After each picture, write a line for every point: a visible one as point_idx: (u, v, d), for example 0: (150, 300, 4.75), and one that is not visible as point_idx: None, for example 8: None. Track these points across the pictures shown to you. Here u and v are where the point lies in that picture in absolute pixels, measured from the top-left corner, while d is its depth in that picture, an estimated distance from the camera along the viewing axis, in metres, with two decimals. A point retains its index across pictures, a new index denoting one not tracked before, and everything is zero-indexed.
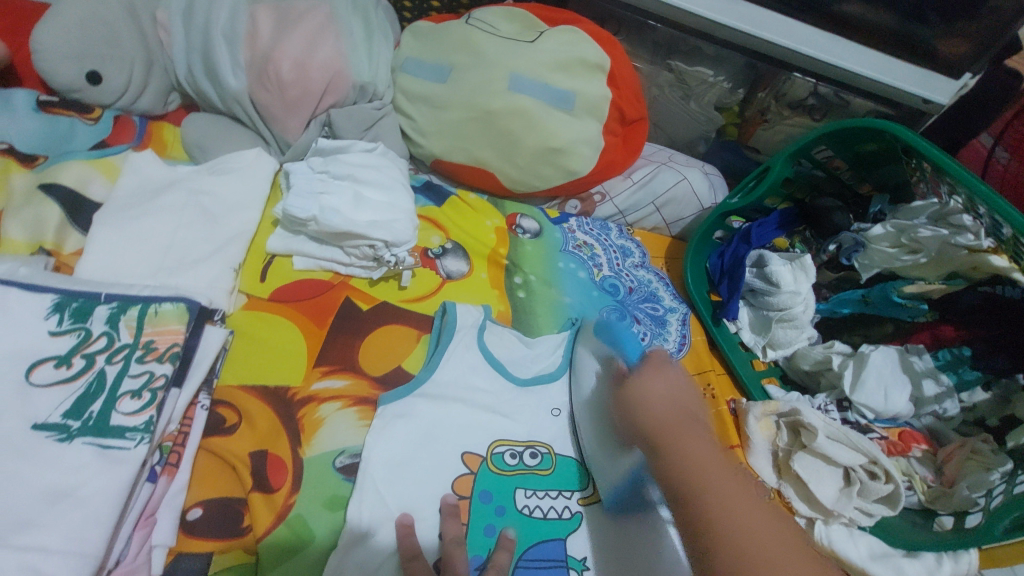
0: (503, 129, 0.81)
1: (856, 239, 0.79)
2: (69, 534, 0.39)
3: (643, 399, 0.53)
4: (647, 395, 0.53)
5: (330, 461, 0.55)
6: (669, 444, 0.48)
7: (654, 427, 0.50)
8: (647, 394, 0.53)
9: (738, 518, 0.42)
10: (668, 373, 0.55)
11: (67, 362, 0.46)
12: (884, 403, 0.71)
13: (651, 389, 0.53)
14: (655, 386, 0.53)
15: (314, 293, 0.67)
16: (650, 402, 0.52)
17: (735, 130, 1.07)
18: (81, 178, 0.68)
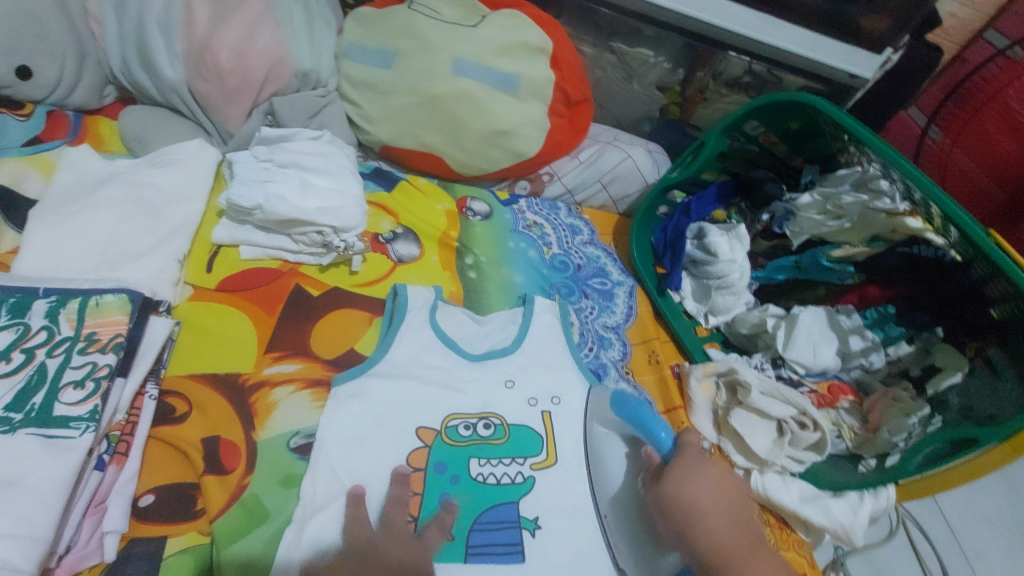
0: (449, 113, 0.82)
1: (787, 208, 0.84)
2: (17, 519, 0.39)
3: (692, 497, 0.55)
4: (691, 497, 0.55)
5: (284, 442, 0.56)
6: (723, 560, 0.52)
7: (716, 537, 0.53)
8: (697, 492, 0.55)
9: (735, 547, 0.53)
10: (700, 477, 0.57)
11: (6, 357, 0.46)
12: (813, 358, 0.76)
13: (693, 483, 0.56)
14: (699, 488, 0.55)
15: (264, 281, 0.68)
16: (694, 507, 0.55)
17: (677, 109, 1.09)
18: (14, 174, 0.66)
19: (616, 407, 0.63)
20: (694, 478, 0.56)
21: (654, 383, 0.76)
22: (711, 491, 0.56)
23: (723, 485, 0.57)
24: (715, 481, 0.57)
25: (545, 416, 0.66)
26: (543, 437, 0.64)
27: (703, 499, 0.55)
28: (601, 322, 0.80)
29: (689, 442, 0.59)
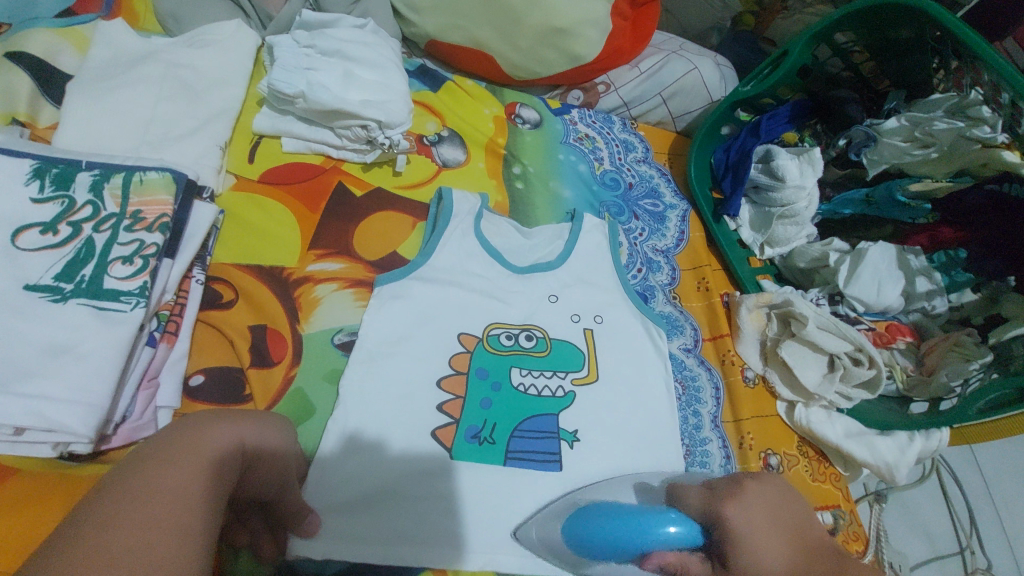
0: (503, 4, 0.74)
1: (868, 133, 0.75)
2: (71, 385, 0.38)
3: (749, 538, 0.41)
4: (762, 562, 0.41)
5: (328, 337, 0.56)
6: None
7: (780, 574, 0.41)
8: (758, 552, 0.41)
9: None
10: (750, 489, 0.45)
11: (54, 230, 0.45)
12: (876, 296, 0.72)
13: (750, 514, 0.43)
14: (765, 543, 0.42)
15: (305, 176, 0.65)
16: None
17: (752, 18, 1.01)
18: (47, 47, 0.63)
19: (569, 538, 0.47)
20: (761, 542, 0.42)
21: (702, 310, 0.73)
22: (768, 515, 0.43)
23: (773, 509, 0.44)
24: (765, 504, 0.44)
25: (589, 333, 0.64)
26: (586, 354, 0.62)
27: (774, 564, 0.41)
28: (650, 245, 0.76)
29: (685, 492, 0.46)
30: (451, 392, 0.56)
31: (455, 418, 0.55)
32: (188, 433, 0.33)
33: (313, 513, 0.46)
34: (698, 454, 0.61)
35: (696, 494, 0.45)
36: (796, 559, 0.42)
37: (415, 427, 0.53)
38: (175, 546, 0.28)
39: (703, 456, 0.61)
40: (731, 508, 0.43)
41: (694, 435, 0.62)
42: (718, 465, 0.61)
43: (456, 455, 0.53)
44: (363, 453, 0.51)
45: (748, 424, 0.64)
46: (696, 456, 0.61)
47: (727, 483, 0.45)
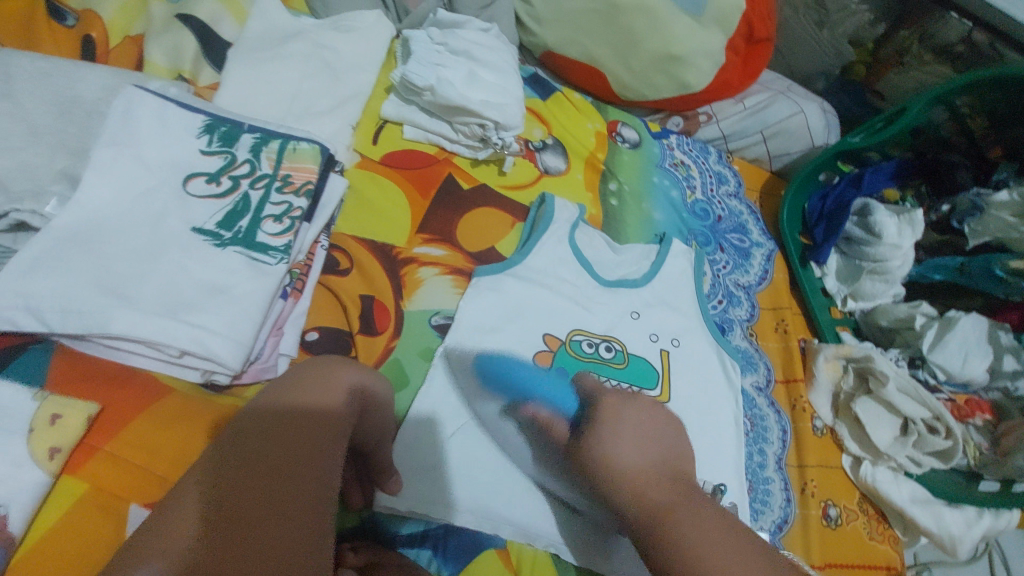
0: (625, 26, 0.77)
1: (975, 202, 0.75)
2: (227, 321, 0.43)
3: (616, 430, 0.44)
4: (617, 448, 0.42)
5: (426, 318, 0.60)
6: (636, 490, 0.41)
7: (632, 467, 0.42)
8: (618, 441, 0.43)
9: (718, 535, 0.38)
10: (636, 405, 0.46)
11: (216, 181, 0.50)
12: (960, 367, 0.70)
13: (625, 414, 0.45)
14: (626, 435, 0.43)
15: (421, 164, 0.70)
16: (623, 479, 0.41)
17: (863, 69, 0.99)
18: (212, 14, 0.69)
19: (480, 363, 0.58)
20: (621, 431, 0.44)
21: (778, 351, 0.73)
22: (642, 429, 0.44)
23: (652, 427, 0.45)
24: (645, 421, 0.45)
25: (665, 354, 0.66)
26: (660, 374, 0.64)
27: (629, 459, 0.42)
28: (733, 279, 0.77)
29: (584, 378, 0.52)
30: None
31: None
32: (310, 374, 0.37)
33: (395, 474, 0.48)
34: (760, 492, 0.62)
35: (590, 382, 0.51)
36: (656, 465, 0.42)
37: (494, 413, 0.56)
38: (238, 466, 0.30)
39: (765, 495, 0.62)
40: (609, 401, 0.47)
41: (758, 473, 0.63)
42: (779, 506, 0.62)
43: None
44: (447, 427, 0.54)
45: (812, 471, 0.65)
46: (759, 493, 0.62)
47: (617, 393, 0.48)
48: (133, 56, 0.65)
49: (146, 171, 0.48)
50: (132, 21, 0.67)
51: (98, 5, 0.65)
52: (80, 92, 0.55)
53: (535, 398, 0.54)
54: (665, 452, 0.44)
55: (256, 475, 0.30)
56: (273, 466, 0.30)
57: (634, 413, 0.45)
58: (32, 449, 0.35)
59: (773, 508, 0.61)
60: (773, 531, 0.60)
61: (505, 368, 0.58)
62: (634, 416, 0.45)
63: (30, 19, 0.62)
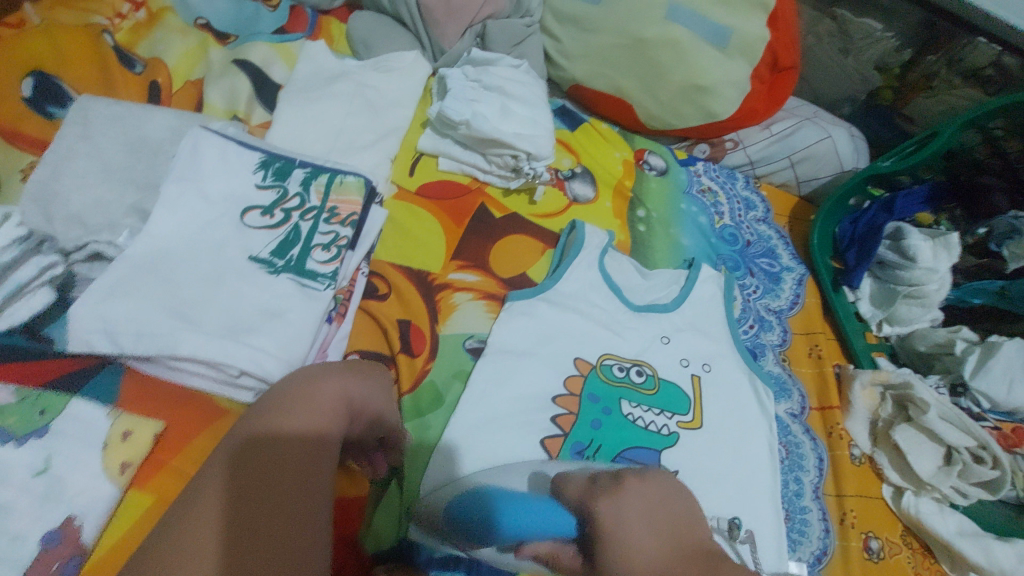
0: (652, 59, 0.79)
1: (1013, 225, 0.73)
2: (280, 343, 0.46)
3: (624, 538, 0.37)
4: (630, 564, 0.36)
5: (461, 341, 0.62)
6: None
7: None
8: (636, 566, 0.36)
9: None
10: (635, 485, 0.41)
11: (270, 213, 0.53)
12: (1006, 394, 0.68)
13: (624, 513, 0.38)
14: (635, 533, 0.37)
15: (455, 194, 0.73)
16: None
17: (891, 94, 0.97)
18: (265, 59, 0.75)
19: (450, 511, 0.46)
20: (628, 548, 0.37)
21: (812, 377, 0.73)
22: (646, 516, 0.39)
23: (654, 502, 0.40)
24: (646, 506, 0.39)
25: (696, 379, 0.66)
26: (691, 398, 0.64)
27: (644, 559, 0.36)
28: (763, 304, 0.77)
29: (568, 481, 0.44)
30: (564, 408, 0.60)
31: (564, 432, 0.59)
32: (305, 384, 0.40)
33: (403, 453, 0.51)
34: (797, 522, 0.62)
35: (576, 487, 0.42)
36: (677, 557, 0.37)
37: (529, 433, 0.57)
38: (232, 495, 0.33)
39: (801, 524, 0.62)
40: (603, 501, 0.39)
41: (794, 502, 0.62)
42: (816, 535, 0.61)
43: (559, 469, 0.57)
44: (485, 442, 0.56)
45: (851, 501, 0.63)
46: (795, 525, 0.62)
47: (598, 487, 0.41)
48: (194, 98, 0.70)
49: (206, 204, 0.52)
50: (193, 66, 0.72)
51: (164, 52, 0.72)
52: (148, 132, 0.60)
53: (528, 536, 0.41)
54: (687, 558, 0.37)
55: (271, 491, 0.33)
56: (271, 485, 0.33)
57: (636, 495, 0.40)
58: (106, 462, 0.40)
59: (811, 539, 0.61)
60: (811, 563, 0.59)
61: (484, 503, 0.44)
62: (639, 498, 0.40)
63: (104, 64, 0.68)
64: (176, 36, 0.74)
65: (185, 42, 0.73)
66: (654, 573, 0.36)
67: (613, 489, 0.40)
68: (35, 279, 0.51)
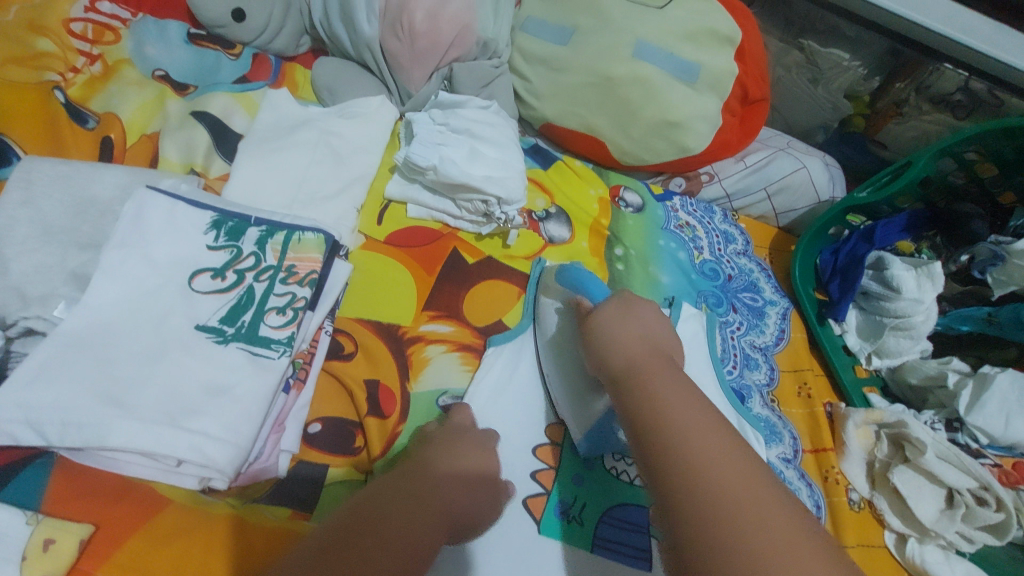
0: (621, 97, 0.79)
1: (995, 251, 0.72)
2: (226, 425, 0.42)
3: (616, 317, 0.52)
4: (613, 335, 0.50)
5: (434, 399, 0.58)
6: (635, 384, 0.44)
7: (618, 365, 0.47)
8: (613, 333, 0.50)
9: (728, 471, 0.36)
10: (637, 310, 0.54)
11: (222, 275, 0.50)
12: (1002, 429, 0.66)
13: (630, 317, 0.52)
14: (628, 319, 0.52)
15: (424, 240, 0.70)
16: (612, 346, 0.49)
17: (863, 121, 0.98)
18: (225, 109, 0.73)
19: (560, 276, 0.64)
20: (616, 324, 0.51)
21: (803, 418, 0.70)
22: (642, 325, 0.52)
23: (653, 323, 0.53)
24: (653, 313, 0.54)
25: None
26: None
27: (629, 330, 0.50)
28: (748, 341, 0.75)
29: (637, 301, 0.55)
30: (545, 463, 0.57)
31: (545, 489, 0.55)
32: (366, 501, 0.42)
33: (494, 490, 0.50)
34: None
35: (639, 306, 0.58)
36: (647, 345, 0.49)
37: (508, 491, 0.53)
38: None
39: None
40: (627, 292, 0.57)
41: None
42: None
43: (544, 529, 0.52)
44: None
45: (852, 552, 0.60)
46: None
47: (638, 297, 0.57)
48: (148, 153, 0.68)
49: (152, 270, 0.49)
50: (148, 119, 0.70)
51: (118, 106, 0.69)
52: (96, 192, 0.57)
53: (580, 291, 0.61)
54: (655, 339, 0.50)
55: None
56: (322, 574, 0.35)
57: (644, 302, 0.56)
58: None
59: None
60: None
61: (577, 277, 0.63)
62: (648, 308, 0.54)
63: (54, 122, 0.65)
64: (131, 88, 0.71)
65: (140, 95, 0.71)
66: (625, 349, 0.48)
67: (619, 301, 0.55)
68: None
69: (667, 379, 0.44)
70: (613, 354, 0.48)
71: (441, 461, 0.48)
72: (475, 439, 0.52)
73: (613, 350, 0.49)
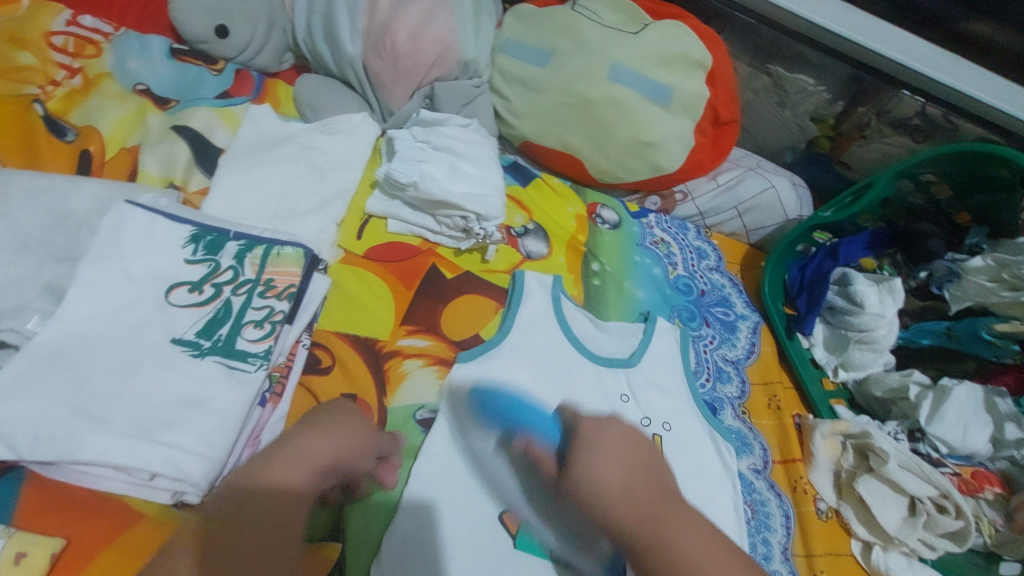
0: (598, 117, 0.81)
1: (951, 268, 0.76)
2: (200, 438, 0.42)
3: (591, 468, 0.48)
4: (597, 476, 0.47)
5: (411, 413, 0.59)
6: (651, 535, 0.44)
7: (617, 523, 0.45)
8: (594, 476, 0.47)
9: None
10: (609, 434, 0.51)
11: (199, 289, 0.51)
12: (962, 439, 0.69)
13: (601, 446, 0.50)
14: (602, 462, 0.48)
15: (403, 256, 0.71)
16: (607, 491, 0.46)
17: (827, 143, 1.01)
18: (207, 124, 0.73)
19: (473, 398, 0.59)
20: (597, 453, 0.49)
21: (774, 429, 0.72)
22: (619, 451, 0.50)
23: (625, 444, 0.51)
24: (623, 436, 0.52)
25: (658, 439, 0.64)
26: None
27: (611, 474, 0.47)
28: (720, 355, 0.77)
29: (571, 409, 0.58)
30: None
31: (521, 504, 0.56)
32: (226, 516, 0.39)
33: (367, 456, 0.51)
34: None
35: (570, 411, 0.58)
36: (636, 478, 0.48)
37: (476, 527, 0.54)
38: None
39: None
40: (587, 423, 0.53)
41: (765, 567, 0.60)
42: None
43: (520, 543, 0.53)
44: (439, 516, 0.53)
45: (821, 561, 0.62)
46: None
47: (595, 418, 0.54)
48: (127, 167, 0.68)
49: (129, 284, 0.49)
50: (128, 133, 0.70)
51: (98, 120, 0.69)
52: (72, 206, 0.56)
53: (528, 431, 0.56)
54: (634, 462, 0.49)
55: None
56: None
57: (608, 429, 0.52)
58: None
59: None
60: None
61: (513, 403, 0.59)
62: (617, 433, 0.52)
63: (30, 135, 0.65)
64: (112, 103, 0.72)
65: (121, 110, 0.71)
66: (618, 480, 0.47)
67: (586, 438, 0.50)
68: None
69: (668, 520, 0.45)
70: (614, 514, 0.46)
71: (306, 442, 0.45)
72: (338, 412, 0.49)
73: (594, 492, 0.47)
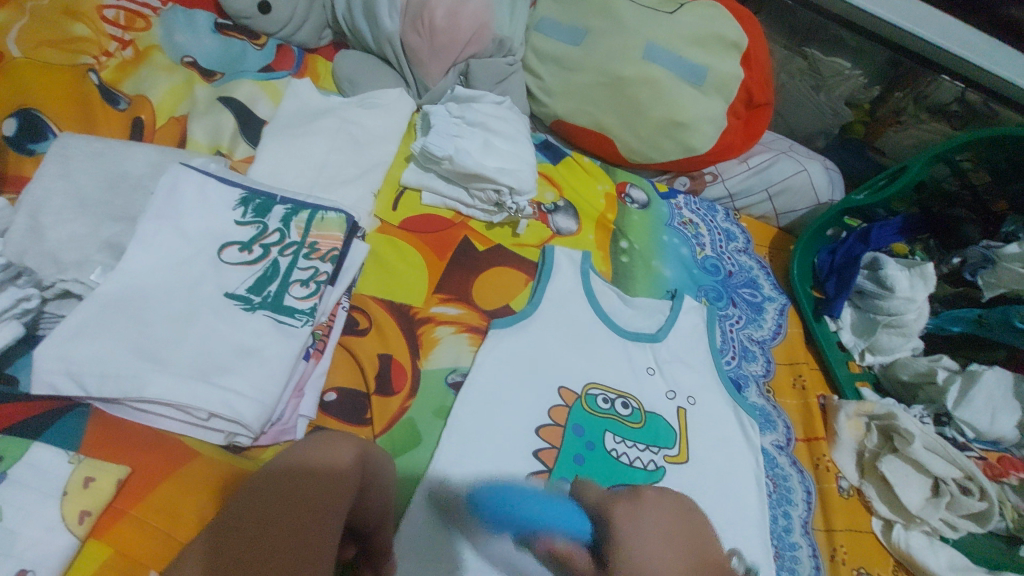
0: (631, 97, 0.82)
1: (986, 255, 0.75)
2: (254, 385, 0.45)
3: (636, 544, 0.50)
4: (646, 559, 0.49)
5: (444, 376, 0.60)
6: None
7: None
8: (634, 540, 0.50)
9: None
10: (646, 513, 0.53)
11: (249, 248, 0.53)
12: (989, 424, 0.69)
13: (640, 523, 0.52)
14: (650, 540, 0.51)
15: (437, 227, 0.73)
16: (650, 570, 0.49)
17: (862, 128, 0.99)
18: (250, 96, 0.76)
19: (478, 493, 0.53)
20: (646, 539, 0.51)
21: (798, 409, 0.73)
22: (658, 530, 0.52)
23: (668, 529, 0.53)
24: (667, 522, 0.53)
25: (682, 411, 0.65)
26: (677, 431, 0.64)
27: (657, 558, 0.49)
28: (746, 334, 0.78)
29: (586, 488, 0.55)
30: (547, 441, 0.59)
31: (548, 466, 0.57)
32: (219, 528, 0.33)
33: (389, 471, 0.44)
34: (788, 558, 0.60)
35: (594, 492, 0.55)
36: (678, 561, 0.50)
37: None
38: None
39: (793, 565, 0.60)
40: (621, 505, 0.53)
41: (784, 537, 0.61)
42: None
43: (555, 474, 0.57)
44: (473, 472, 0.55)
45: (842, 536, 0.63)
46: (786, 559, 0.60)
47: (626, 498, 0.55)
48: (177, 135, 0.71)
49: (184, 241, 0.51)
50: (177, 103, 0.73)
51: (149, 90, 0.72)
52: (128, 168, 0.59)
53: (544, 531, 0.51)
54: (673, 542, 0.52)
55: None
56: None
57: (646, 512, 0.53)
58: (64, 510, 0.38)
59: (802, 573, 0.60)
60: None
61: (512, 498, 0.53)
62: (654, 510, 0.54)
63: (87, 103, 0.68)
64: (162, 74, 0.74)
65: (171, 80, 0.74)
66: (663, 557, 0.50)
67: (624, 511, 0.53)
68: (5, 313, 0.47)
69: None
70: None
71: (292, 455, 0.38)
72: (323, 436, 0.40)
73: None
